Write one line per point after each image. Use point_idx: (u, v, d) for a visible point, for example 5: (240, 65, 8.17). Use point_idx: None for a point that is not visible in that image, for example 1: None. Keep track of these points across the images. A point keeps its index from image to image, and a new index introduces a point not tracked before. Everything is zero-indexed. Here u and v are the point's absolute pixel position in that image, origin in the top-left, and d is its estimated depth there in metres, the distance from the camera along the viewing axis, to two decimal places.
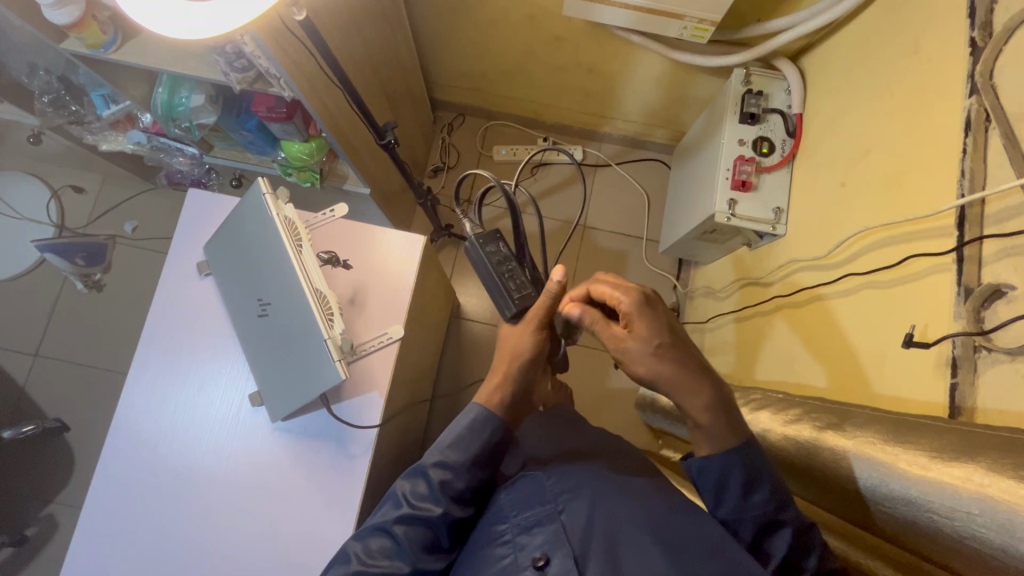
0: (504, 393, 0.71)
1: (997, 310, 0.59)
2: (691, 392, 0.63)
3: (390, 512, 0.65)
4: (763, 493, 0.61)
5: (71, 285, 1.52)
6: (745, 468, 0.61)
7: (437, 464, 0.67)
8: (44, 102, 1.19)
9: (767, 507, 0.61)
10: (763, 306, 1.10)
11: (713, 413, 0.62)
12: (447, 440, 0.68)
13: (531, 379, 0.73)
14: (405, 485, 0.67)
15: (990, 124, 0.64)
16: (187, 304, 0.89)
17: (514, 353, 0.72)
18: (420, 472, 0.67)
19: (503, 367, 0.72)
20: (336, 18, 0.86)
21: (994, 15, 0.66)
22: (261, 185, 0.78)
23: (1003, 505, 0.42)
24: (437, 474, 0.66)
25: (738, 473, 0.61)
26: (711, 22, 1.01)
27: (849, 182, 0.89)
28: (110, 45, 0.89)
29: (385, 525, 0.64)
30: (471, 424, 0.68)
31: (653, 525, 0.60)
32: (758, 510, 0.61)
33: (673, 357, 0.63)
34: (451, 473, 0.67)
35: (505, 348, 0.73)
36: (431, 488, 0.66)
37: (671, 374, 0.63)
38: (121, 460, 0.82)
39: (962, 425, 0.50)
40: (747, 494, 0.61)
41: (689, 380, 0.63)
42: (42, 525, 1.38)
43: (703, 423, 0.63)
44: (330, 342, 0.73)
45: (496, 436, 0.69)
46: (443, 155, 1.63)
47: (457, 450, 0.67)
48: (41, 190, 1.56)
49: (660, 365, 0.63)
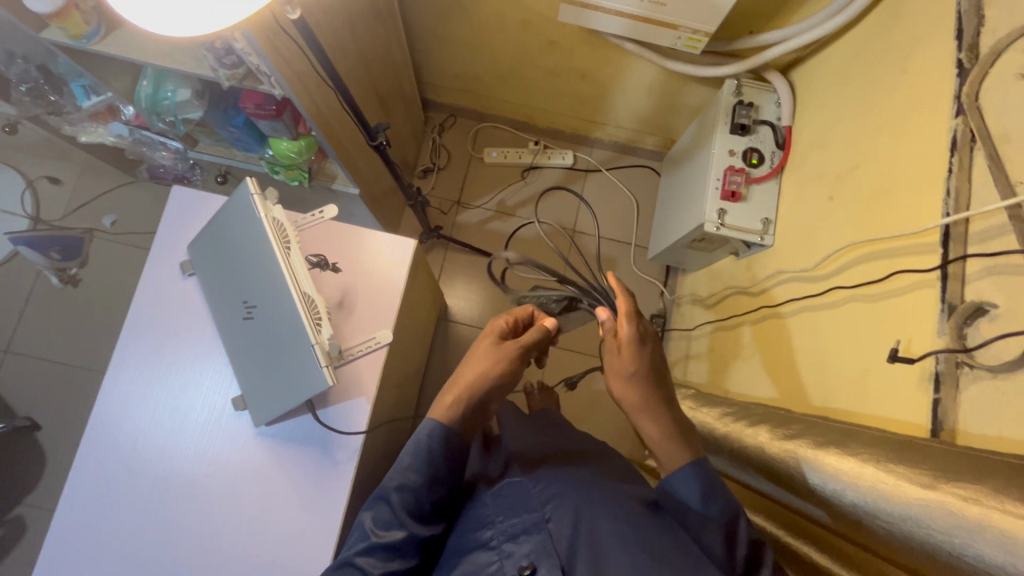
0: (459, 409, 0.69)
1: (979, 328, 0.60)
2: (650, 417, 0.69)
3: (357, 544, 0.63)
4: (720, 505, 0.61)
5: (45, 279, 1.47)
6: (703, 482, 0.62)
7: (398, 488, 0.65)
8: (20, 91, 1.13)
9: (722, 518, 0.61)
10: (749, 316, 1.11)
11: (669, 442, 0.68)
12: (405, 462, 0.66)
13: (488, 400, 0.71)
14: (368, 514, 0.65)
15: (975, 144, 0.65)
16: (171, 304, 0.87)
17: (477, 370, 0.71)
18: (382, 496, 0.65)
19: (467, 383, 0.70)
20: (330, 14, 0.84)
21: (980, 38, 0.68)
22: (250, 185, 0.76)
23: (1001, 525, 0.43)
24: (400, 499, 0.64)
25: (697, 484, 0.62)
26: (705, 33, 1.01)
27: (836, 197, 0.90)
28: (93, 36, 0.86)
29: (349, 559, 0.62)
30: (428, 442, 0.67)
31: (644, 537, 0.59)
32: (713, 522, 0.61)
33: (638, 391, 0.70)
34: (414, 494, 0.65)
35: (468, 371, 0.71)
36: (394, 512, 0.64)
37: (631, 406, 0.70)
38: (96, 465, 0.80)
39: (968, 450, 0.51)
40: (706, 500, 0.62)
41: (643, 414, 0.70)
42: (9, 528, 1.33)
43: (657, 444, 0.68)
44: (318, 347, 0.71)
45: (451, 453, 0.68)
46: (433, 156, 1.62)
47: (415, 471, 0.66)
48: (15, 180, 1.51)
49: (625, 392, 0.70)
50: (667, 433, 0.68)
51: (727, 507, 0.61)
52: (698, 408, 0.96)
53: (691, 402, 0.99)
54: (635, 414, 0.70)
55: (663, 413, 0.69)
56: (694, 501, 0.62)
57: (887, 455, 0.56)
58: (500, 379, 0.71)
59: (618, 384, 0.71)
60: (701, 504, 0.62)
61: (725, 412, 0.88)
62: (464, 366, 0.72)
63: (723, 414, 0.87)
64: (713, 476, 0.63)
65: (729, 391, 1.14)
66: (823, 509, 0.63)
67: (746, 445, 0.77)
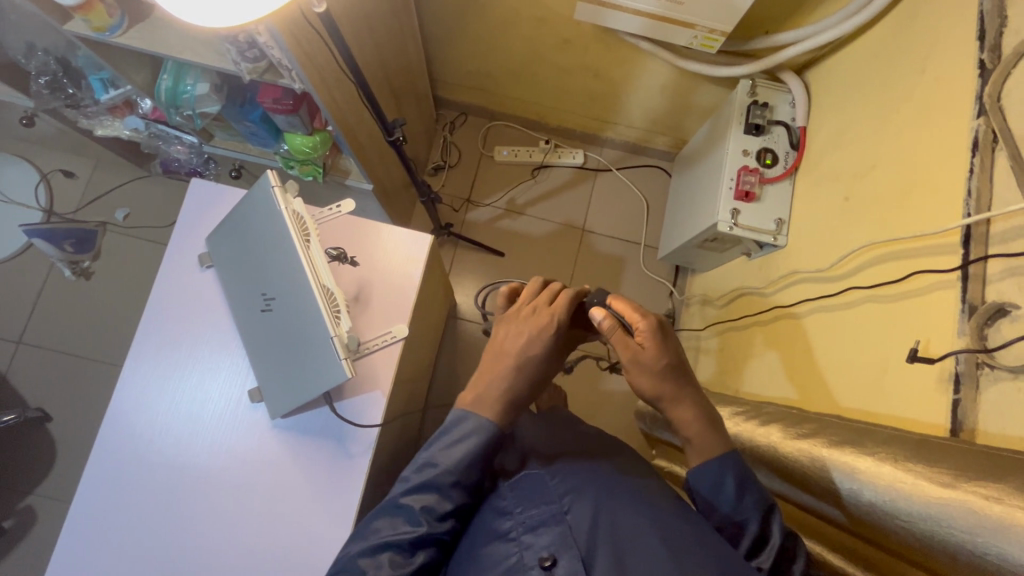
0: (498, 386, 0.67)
1: (1001, 329, 0.60)
2: (684, 403, 0.68)
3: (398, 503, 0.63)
4: (752, 496, 0.63)
5: (59, 271, 1.48)
6: (735, 470, 0.63)
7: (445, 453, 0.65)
8: (40, 84, 1.16)
9: (755, 508, 0.62)
10: (761, 316, 1.11)
11: (703, 426, 0.67)
12: (460, 455, 0.64)
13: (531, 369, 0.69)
14: (415, 500, 0.62)
15: (997, 145, 0.65)
16: (189, 295, 0.87)
17: (510, 365, 0.67)
18: (434, 486, 0.63)
19: (499, 357, 0.69)
20: (349, 10, 0.84)
21: (1002, 38, 0.67)
22: (271, 177, 0.76)
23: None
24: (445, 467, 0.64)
25: (731, 480, 0.63)
26: (721, 32, 1.01)
27: (852, 198, 0.90)
28: (115, 29, 0.87)
29: (400, 547, 0.60)
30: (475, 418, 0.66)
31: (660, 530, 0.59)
32: (745, 513, 0.62)
33: (672, 381, 0.68)
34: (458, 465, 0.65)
35: (504, 366, 0.68)
36: (445, 505, 0.63)
37: (670, 390, 0.68)
38: (114, 454, 0.80)
39: (988, 449, 0.52)
40: (739, 496, 0.63)
41: (681, 397, 0.68)
42: (20, 517, 1.34)
43: (692, 430, 0.67)
44: (336, 340, 0.71)
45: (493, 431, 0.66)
46: (444, 154, 1.62)
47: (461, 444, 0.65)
48: (30, 173, 1.52)
49: (661, 383, 0.67)
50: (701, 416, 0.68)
51: (760, 498, 0.63)
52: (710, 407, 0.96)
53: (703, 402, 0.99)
54: (670, 404, 0.68)
55: (696, 393, 0.68)
56: (728, 491, 0.63)
57: (906, 454, 0.56)
58: (535, 375, 0.68)
59: (652, 380, 0.68)
60: (733, 498, 0.63)
61: (737, 412, 0.89)
62: (496, 357, 0.69)
63: (736, 413, 0.88)
64: (745, 472, 0.64)
65: (739, 391, 1.14)
66: (838, 508, 0.62)
67: (759, 444, 0.77)
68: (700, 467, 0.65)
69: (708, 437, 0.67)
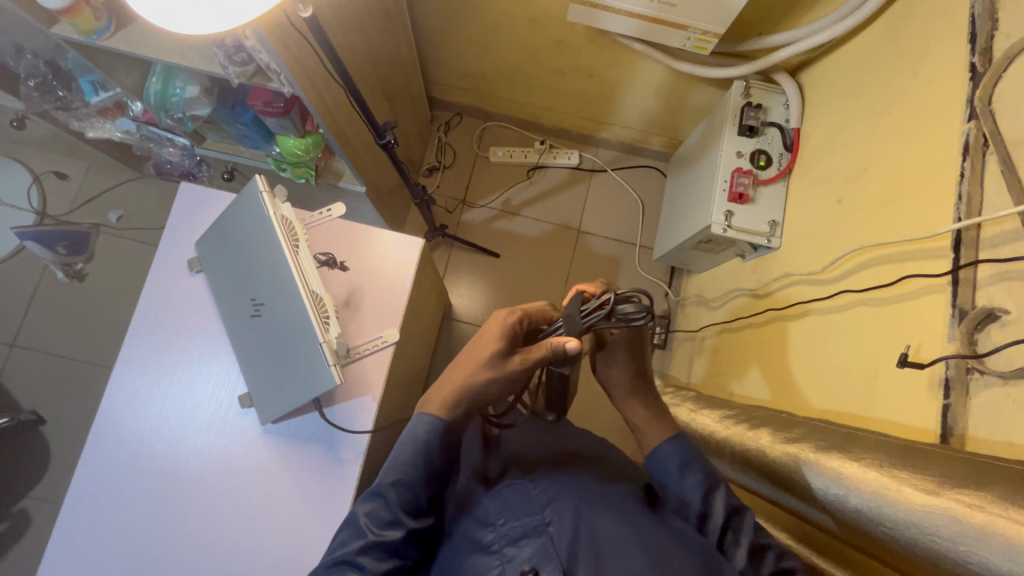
0: (451, 391, 0.68)
1: (991, 334, 0.60)
2: (636, 398, 0.73)
3: (352, 542, 0.61)
4: (696, 476, 0.66)
5: (51, 274, 1.47)
6: (681, 454, 0.68)
7: (395, 484, 0.64)
8: (30, 86, 1.15)
9: (698, 488, 0.66)
10: (755, 318, 1.11)
11: (650, 415, 0.73)
12: (399, 459, 0.66)
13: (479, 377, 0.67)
14: (363, 513, 0.63)
15: (988, 149, 0.64)
16: (178, 301, 0.87)
17: (462, 369, 0.68)
18: (378, 493, 0.64)
19: (461, 362, 0.69)
20: (340, 13, 0.84)
21: (994, 42, 0.67)
22: (260, 182, 0.76)
23: (1009, 533, 0.43)
24: (397, 494, 0.64)
25: (674, 459, 0.67)
26: (714, 34, 1.01)
27: (845, 201, 0.90)
28: (103, 32, 0.86)
29: (347, 558, 0.60)
30: (426, 434, 0.67)
31: (642, 539, 0.58)
32: (691, 493, 0.66)
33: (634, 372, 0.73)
34: (410, 490, 0.65)
35: (456, 367, 0.69)
36: (392, 511, 0.63)
37: (630, 383, 0.74)
38: (102, 460, 0.80)
39: (972, 455, 0.52)
40: (682, 474, 0.67)
41: (634, 389, 0.73)
42: (14, 520, 1.34)
43: (643, 425, 0.72)
44: (325, 346, 0.71)
45: (446, 445, 0.68)
46: (438, 154, 1.62)
47: (411, 467, 0.65)
48: (22, 174, 1.51)
49: (623, 377, 0.73)
50: (649, 408, 0.73)
51: (704, 478, 0.66)
52: (700, 410, 0.96)
53: (695, 404, 0.99)
54: (625, 398, 0.74)
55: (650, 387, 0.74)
56: (673, 473, 0.67)
57: (891, 460, 0.56)
58: (483, 370, 0.67)
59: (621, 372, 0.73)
60: (678, 478, 0.67)
61: (728, 414, 0.89)
62: (453, 364, 0.70)
63: (726, 417, 0.88)
64: (689, 450, 0.68)
65: (733, 393, 1.14)
66: (827, 514, 0.63)
67: (748, 448, 0.77)
68: (653, 455, 0.69)
69: (655, 425, 0.72)
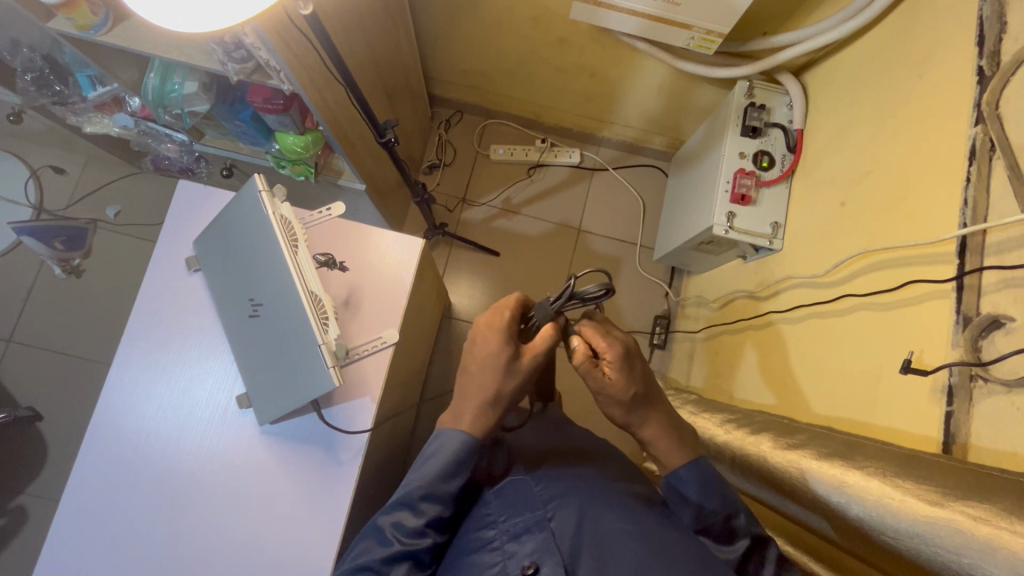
0: (471, 405, 0.65)
1: (995, 341, 0.59)
2: (649, 425, 0.66)
3: (377, 549, 0.62)
4: (716, 501, 0.63)
5: (48, 269, 1.46)
6: (700, 478, 0.64)
7: (426, 497, 0.64)
8: (26, 80, 1.13)
9: (719, 513, 0.63)
10: (757, 320, 1.10)
11: (670, 440, 0.66)
12: (430, 472, 0.64)
13: (496, 382, 0.64)
14: (389, 521, 0.63)
15: (995, 154, 0.64)
16: (175, 300, 0.86)
17: (475, 380, 0.65)
18: (406, 504, 0.64)
19: (470, 373, 0.66)
20: (340, 11, 0.83)
21: (1002, 45, 0.66)
22: (258, 181, 0.75)
23: (1012, 547, 0.42)
24: (427, 507, 0.63)
25: (694, 482, 0.63)
26: (719, 34, 1.00)
27: (848, 204, 0.89)
28: (100, 27, 0.85)
29: (373, 565, 0.61)
30: (456, 450, 0.64)
31: (644, 534, 0.59)
32: (710, 517, 0.63)
33: (640, 398, 0.65)
34: (438, 502, 0.64)
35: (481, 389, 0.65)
36: (419, 522, 0.63)
37: (638, 412, 0.65)
38: (98, 460, 0.79)
39: (975, 466, 0.51)
40: (702, 499, 0.63)
41: (646, 416, 0.66)
42: (10, 516, 1.33)
43: (660, 450, 0.66)
44: (325, 347, 0.70)
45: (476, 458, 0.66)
46: (438, 152, 1.61)
47: (443, 481, 0.64)
48: (19, 169, 1.50)
49: (629, 408, 0.65)
50: (666, 433, 0.66)
51: (724, 503, 0.63)
52: (700, 413, 0.95)
53: (694, 406, 0.99)
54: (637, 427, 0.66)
55: (661, 409, 0.66)
56: (692, 498, 0.64)
57: (893, 469, 0.55)
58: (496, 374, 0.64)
59: (623, 404, 0.64)
60: (697, 503, 0.64)
61: (727, 418, 0.88)
62: (463, 375, 0.67)
63: (725, 420, 0.88)
64: (711, 474, 0.64)
65: (733, 396, 1.13)
66: (828, 522, 0.63)
67: (748, 453, 0.77)
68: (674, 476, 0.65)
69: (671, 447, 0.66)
